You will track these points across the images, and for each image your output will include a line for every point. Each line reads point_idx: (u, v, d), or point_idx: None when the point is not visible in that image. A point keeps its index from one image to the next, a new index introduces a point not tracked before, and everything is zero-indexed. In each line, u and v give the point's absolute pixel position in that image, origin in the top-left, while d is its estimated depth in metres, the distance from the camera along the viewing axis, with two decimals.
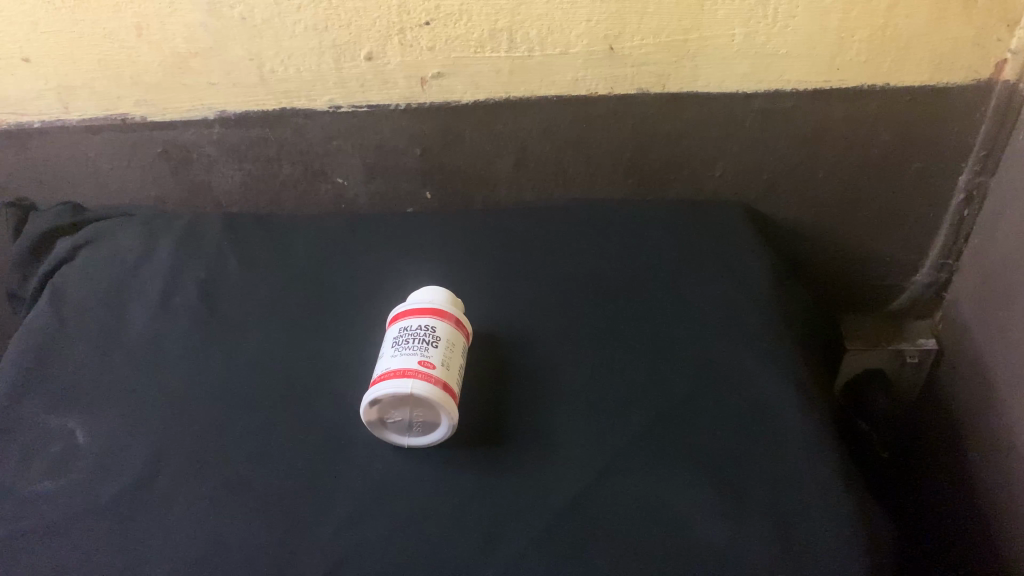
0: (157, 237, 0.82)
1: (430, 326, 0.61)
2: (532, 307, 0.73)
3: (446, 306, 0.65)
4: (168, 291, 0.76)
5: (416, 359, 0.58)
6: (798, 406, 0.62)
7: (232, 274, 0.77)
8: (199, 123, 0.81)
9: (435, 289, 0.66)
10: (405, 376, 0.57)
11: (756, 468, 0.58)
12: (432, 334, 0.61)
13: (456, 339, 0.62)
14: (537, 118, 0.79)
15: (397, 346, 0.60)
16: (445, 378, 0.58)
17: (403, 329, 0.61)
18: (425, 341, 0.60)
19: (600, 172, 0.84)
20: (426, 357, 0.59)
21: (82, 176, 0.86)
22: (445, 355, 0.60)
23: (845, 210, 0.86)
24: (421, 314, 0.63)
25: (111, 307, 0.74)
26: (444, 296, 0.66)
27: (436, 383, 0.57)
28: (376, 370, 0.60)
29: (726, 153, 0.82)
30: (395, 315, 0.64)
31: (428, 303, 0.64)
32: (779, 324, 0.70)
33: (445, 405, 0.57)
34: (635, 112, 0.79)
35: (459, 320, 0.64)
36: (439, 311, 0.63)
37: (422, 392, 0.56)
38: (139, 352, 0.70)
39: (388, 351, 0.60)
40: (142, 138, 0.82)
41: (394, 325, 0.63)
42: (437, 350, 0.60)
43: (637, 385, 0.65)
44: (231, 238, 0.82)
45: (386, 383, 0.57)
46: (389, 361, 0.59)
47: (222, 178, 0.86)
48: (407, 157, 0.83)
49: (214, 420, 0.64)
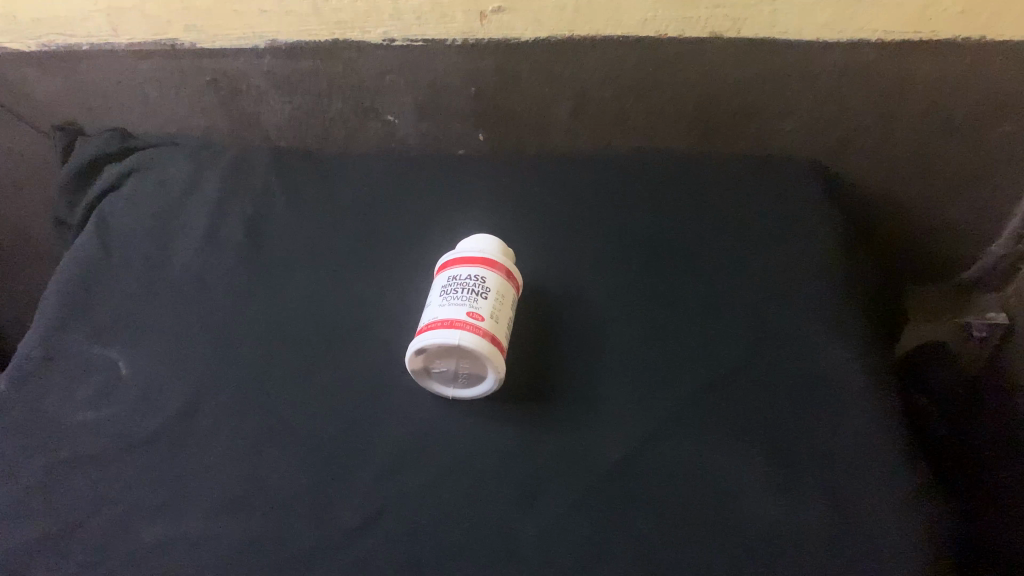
0: (204, 168, 0.80)
1: (481, 276, 0.60)
2: (584, 261, 0.70)
3: (497, 256, 0.63)
4: (214, 224, 0.74)
5: (465, 310, 0.57)
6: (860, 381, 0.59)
7: (278, 212, 0.76)
8: (249, 53, 0.78)
9: (486, 238, 0.65)
10: (454, 328, 0.56)
11: (811, 447, 0.55)
12: (482, 285, 0.60)
13: (506, 292, 0.61)
14: (599, 61, 0.75)
15: (446, 296, 0.59)
16: (494, 332, 0.57)
17: (452, 279, 0.60)
18: (474, 292, 0.59)
19: (663, 120, 0.80)
20: (475, 309, 0.58)
21: (130, 102, 0.84)
22: (494, 307, 0.59)
23: (922, 173, 0.81)
24: (472, 264, 0.61)
25: (156, 239, 0.73)
26: (496, 245, 0.65)
27: (486, 337, 0.56)
28: (423, 319, 0.59)
29: (798, 106, 0.77)
30: (444, 263, 0.63)
31: (480, 252, 0.62)
32: (848, 295, 0.66)
33: (493, 358, 0.56)
34: (704, 58, 0.74)
35: (509, 271, 0.62)
36: (490, 262, 0.61)
37: (470, 344, 0.55)
38: (185, 286, 0.69)
39: (436, 301, 0.59)
40: (191, 66, 0.80)
41: (443, 273, 0.62)
42: (487, 302, 0.59)
43: (691, 348, 0.62)
44: (279, 173, 0.80)
45: (434, 333, 0.56)
46: (438, 310, 0.58)
47: (271, 111, 0.83)
48: (460, 97, 0.80)
49: (256, 360, 0.63)
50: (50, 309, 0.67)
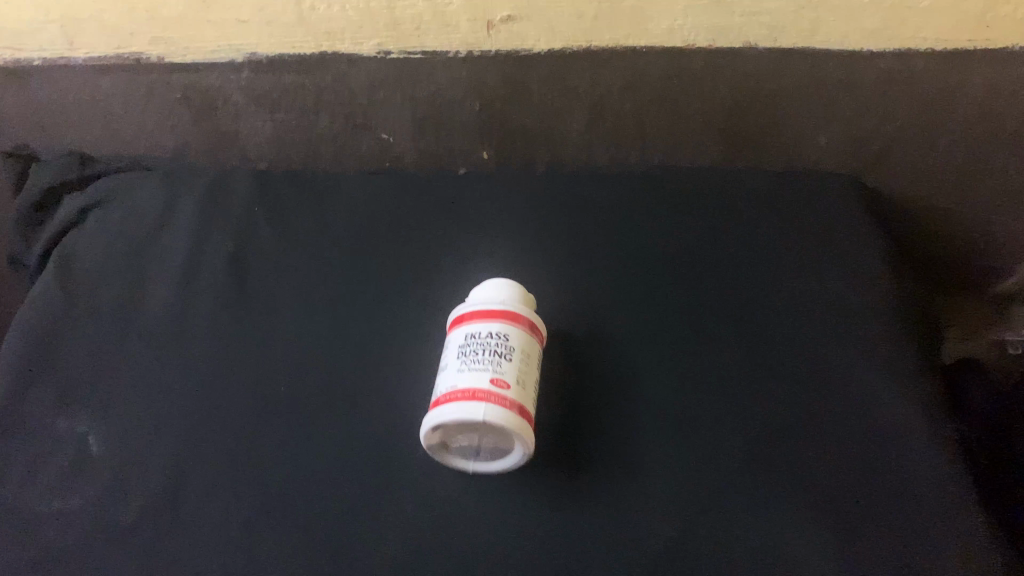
0: (177, 195, 0.71)
1: (503, 334, 0.53)
2: (612, 303, 0.62)
3: (518, 307, 0.56)
4: (192, 262, 0.66)
5: (488, 376, 0.50)
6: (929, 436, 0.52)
7: (264, 245, 0.67)
8: (225, 67, 0.70)
9: (504, 286, 0.57)
10: (477, 399, 0.48)
11: (877, 513, 0.49)
12: (504, 345, 0.52)
13: (531, 350, 0.54)
14: (620, 67, 0.67)
15: (465, 359, 0.51)
16: (521, 401, 0.50)
17: (471, 338, 0.53)
18: (496, 354, 0.51)
19: (686, 129, 0.71)
20: (499, 374, 0.50)
21: (90, 122, 0.74)
22: (520, 371, 0.51)
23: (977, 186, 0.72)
24: (492, 321, 0.54)
25: (127, 282, 0.65)
26: (515, 294, 0.57)
27: (513, 408, 0.49)
28: (439, 386, 0.51)
29: (836, 116, 0.69)
30: (459, 318, 0.56)
31: (500, 305, 0.55)
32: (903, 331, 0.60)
33: (522, 432, 0.49)
34: (736, 65, 0.67)
35: (533, 325, 0.55)
36: (512, 316, 0.54)
37: (496, 418, 0.48)
38: (161, 338, 0.61)
39: (454, 364, 0.52)
40: (158, 81, 0.71)
41: (459, 330, 0.54)
42: (511, 365, 0.51)
43: (738, 403, 0.55)
44: (263, 200, 0.71)
45: (454, 406, 0.49)
46: (456, 377, 0.50)
47: (251, 129, 0.74)
48: (464, 111, 0.71)
49: (248, 427, 0.55)
50: (7, 371, 0.60)
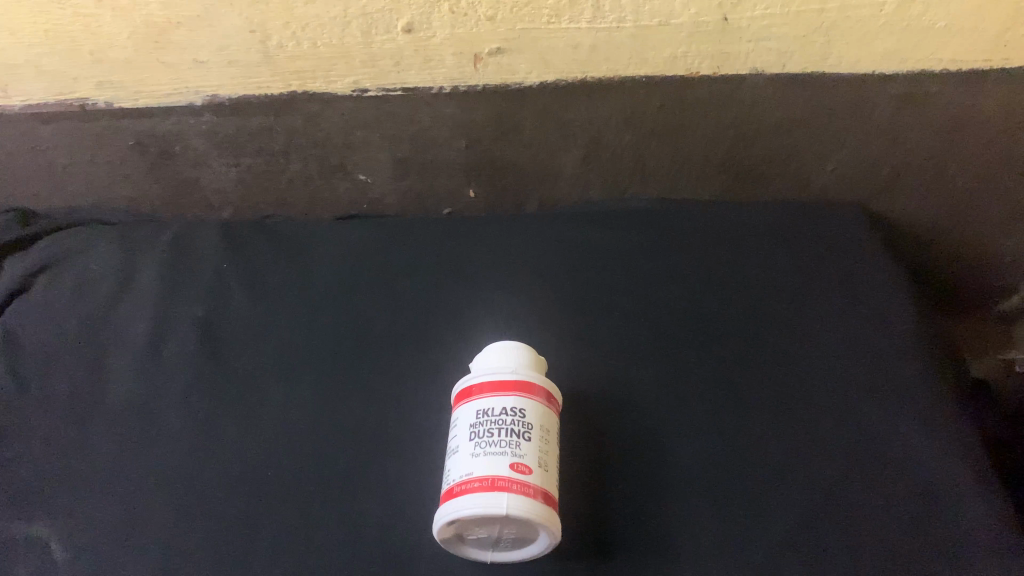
0: (137, 258, 0.66)
1: (518, 409, 0.46)
2: (632, 361, 0.56)
3: (531, 373, 0.49)
4: (158, 335, 0.60)
5: (506, 461, 0.43)
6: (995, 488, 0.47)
7: (236, 310, 0.62)
8: (184, 110, 0.64)
9: (512, 349, 0.50)
10: (497, 491, 0.42)
11: (950, 572, 0.43)
12: (521, 422, 0.45)
13: (549, 425, 0.47)
14: (618, 103, 0.63)
15: (478, 441, 0.45)
16: (545, 488, 0.43)
17: (482, 414, 0.46)
18: (514, 433, 0.45)
19: (687, 164, 0.67)
20: (519, 459, 0.43)
21: (32, 175, 0.68)
22: (540, 451, 0.45)
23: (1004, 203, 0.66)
24: (504, 391, 0.47)
25: (86, 357, 0.59)
26: (525, 357, 0.50)
27: (537, 498, 0.42)
28: (450, 473, 0.44)
29: (844, 143, 0.64)
30: (465, 389, 0.49)
31: (512, 374, 0.48)
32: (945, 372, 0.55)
33: (549, 525, 0.42)
34: (741, 96, 0.62)
35: (549, 395, 0.48)
36: (526, 386, 0.47)
37: (521, 512, 0.41)
38: (127, 422, 0.55)
39: (465, 447, 0.45)
40: (107, 128, 0.65)
41: (466, 404, 0.47)
42: (531, 446, 0.44)
43: (775, 464, 0.49)
44: (233, 258, 0.65)
45: (471, 500, 0.42)
46: (470, 463, 0.44)
47: (214, 175, 0.69)
48: (449, 150, 0.66)
49: (233, 524, 0.49)
50: None
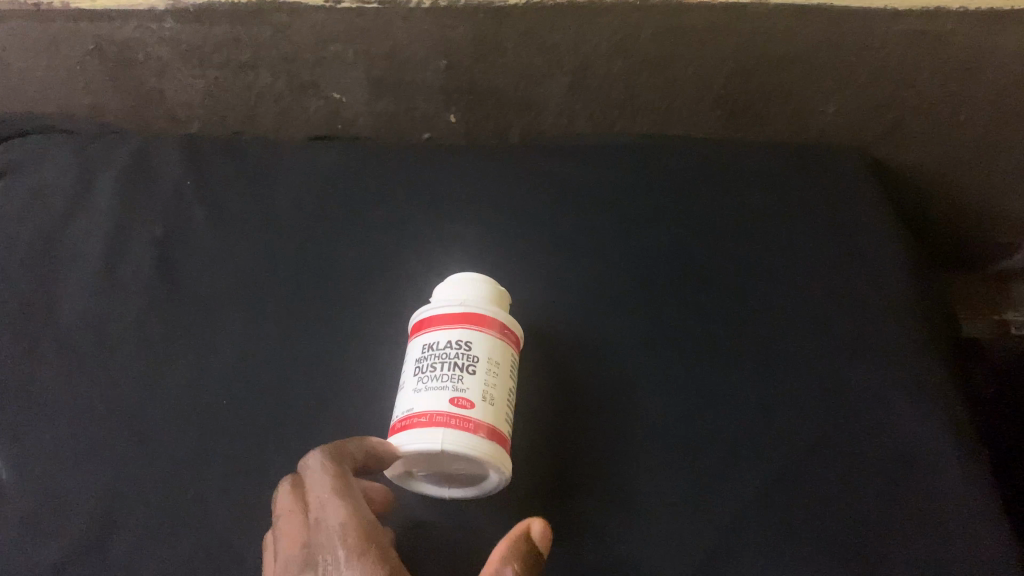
0: (95, 173, 0.63)
1: (465, 340, 0.41)
2: (606, 305, 0.54)
3: (486, 303, 0.44)
4: (115, 254, 0.58)
5: (446, 395, 0.39)
6: (971, 453, 0.45)
7: (196, 232, 0.59)
8: (144, 14, 0.60)
9: (470, 279, 0.45)
10: (433, 426, 0.38)
11: (913, 538, 0.41)
12: (467, 354, 0.41)
13: (502, 355, 0.42)
14: (609, 26, 0.59)
15: (420, 375, 0.41)
16: (491, 422, 0.39)
17: (428, 348, 0.42)
18: (457, 366, 0.40)
19: (680, 100, 0.63)
20: (460, 392, 0.39)
21: None
22: (487, 384, 0.40)
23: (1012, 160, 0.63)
24: (450, 322, 0.42)
25: (37, 274, 0.57)
26: (483, 286, 0.45)
27: (479, 432, 0.38)
28: (395, 409, 0.41)
29: (850, 81, 0.60)
30: (417, 325, 0.44)
31: (461, 306, 0.43)
32: (935, 333, 0.52)
33: (494, 461, 0.38)
34: (742, 25, 0.58)
35: (504, 326, 0.43)
36: (475, 317, 0.42)
37: (458, 448, 0.37)
38: (77, 343, 0.53)
39: (409, 383, 0.41)
40: (64, 32, 0.61)
41: (415, 339, 0.43)
42: (476, 379, 0.40)
43: (744, 421, 0.47)
44: (196, 176, 0.63)
45: (408, 437, 0.38)
46: (412, 399, 0.40)
47: (178, 87, 0.65)
48: (427, 70, 0.62)
49: (182, 452, 0.48)
50: None
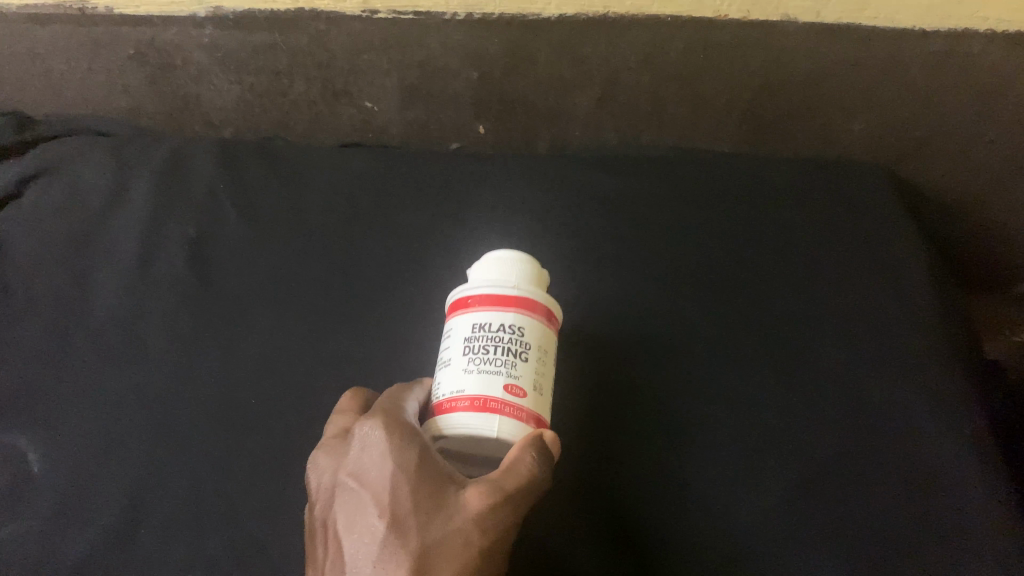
0: (131, 172, 0.64)
1: (517, 325, 0.39)
2: (632, 314, 0.54)
3: (533, 286, 0.42)
4: (148, 252, 0.59)
5: (500, 382, 0.38)
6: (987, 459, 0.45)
7: (228, 232, 0.60)
8: (186, 21, 0.62)
9: (512, 254, 0.43)
10: (487, 413, 0.37)
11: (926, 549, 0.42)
12: (519, 340, 0.39)
13: (548, 343, 0.41)
14: (642, 40, 0.60)
15: (471, 356, 0.39)
16: (538, 412, 0.39)
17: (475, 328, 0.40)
18: (511, 352, 0.39)
19: (707, 114, 0.63)
20: (514, 381, 0.38)
21: (28, 80, 0.66)
22: (537, 372, 0.39)
23: None
24: (503, 304, 0.40)
25: (73, 270, 0.58)
26: (528, 266, 0.43)
27: (527, 422, 0.38)
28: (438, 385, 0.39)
29: (876, 99, 0.61)
30: (460, 299, 0.42)
31: (512, 288, 0.40)
32: (958, 353, 0.52)
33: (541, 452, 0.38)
34: (774, 43, 0.59)
35: (550, 311, 0.42)
36: (527, 301, 0.40)
37: (511, 437, 0.37)
38: (110, 338, 0.55)
39: (456, 360, 0.39)
40: (108, 35, 0.63)
41: (460, 315, 0.41)
42: (528, 366, 0.39)
43: (760, 426, 0.48)
44: (229, 178, 0.64)
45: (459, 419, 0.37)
46: (461, 378, 0.38)
47: (214, 93, 0.66)
48: (459, 80, 0.63)
49: (212, 445, 0.49)
50: None
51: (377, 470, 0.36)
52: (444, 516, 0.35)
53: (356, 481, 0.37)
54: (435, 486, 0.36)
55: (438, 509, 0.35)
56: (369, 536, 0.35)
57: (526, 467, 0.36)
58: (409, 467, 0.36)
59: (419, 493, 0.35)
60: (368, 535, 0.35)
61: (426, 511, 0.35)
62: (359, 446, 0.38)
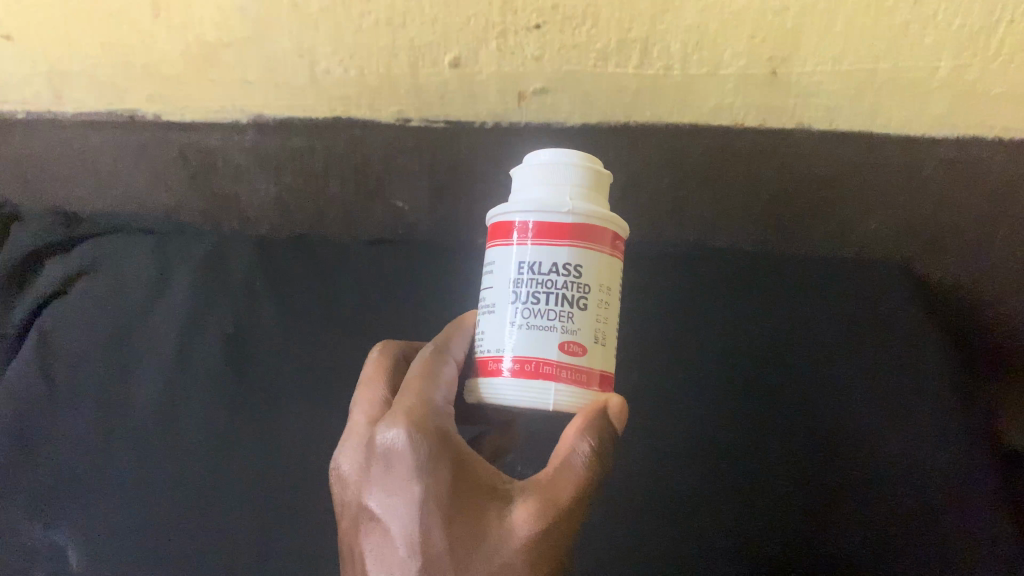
0: (170, 272, 0.66)
1: (572, 267, 0.41)
2: (662, 429, 0.59)
3: (588, 204, 0.43)
4: (187, 349, 0.62)
5: (555, 339, 0.41)
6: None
7: (263, 330, 0.62)
8: (229, 128, 0.67)
9: (565, 168, 0.43)
10: (542, 378, 0.40)
11: None
12: (574, 285, 0.41)
13: (606, 275, 0.43)
14: (663, 148, 0.63)
15: (526, 308, 0.42)
16: (594, 362, 0.42)
17: (531, 267, 0.42)
18: (566, 301, 0.41)
19: (726, 212, 0.63)
20: (569, 334, 0.41)
21: (77, 179, 0.70)
22: (593, 315, 0.42)
23: None
24: (558, 241, 0.41)
25: (115, 367, 0.62)
26: (582, 176, 0.43)
27: (589, 384, 0.41)
28: (495, 334, 0.43)
29: (888, 201, 0.61)
30: (512, 225, 0.43)
31: (567, 214, 0.41)
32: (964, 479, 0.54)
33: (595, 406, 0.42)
34: (787, 151, 0.62)
35: (607, 233, 0.43)
36: (581, 232, 0.42)
37: (568, 403, 0.41)
38: (150, 432, 0.59)
39: (512, 311, 0.42)
40: (156, 141, 0.68)
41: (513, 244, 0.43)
42: (584, 316, 0.41)
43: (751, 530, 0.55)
44: (267, 278, 0.65)
45: (514, 383, 0.41)
46: (517, 334, 0.41)
47: (252, 192, 0.67)
48: (488, 182, 0.64)
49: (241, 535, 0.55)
50: None
51: (407, 499, 0.42)
52: (489, 542, 0.41)
53: (391, 503, 0.42)
54: (469, 513, 0.41)
55: (478, 530, 0.41)
56: (409, 560, 0.41)
57: (579, 469, 0.43)
58: (441, 498, 0.41)
59: (455, 520, 0.41)
60: (410, 559, 0.41)
61: (464, 537, 0.41)
62: (388, 472, 0.43)
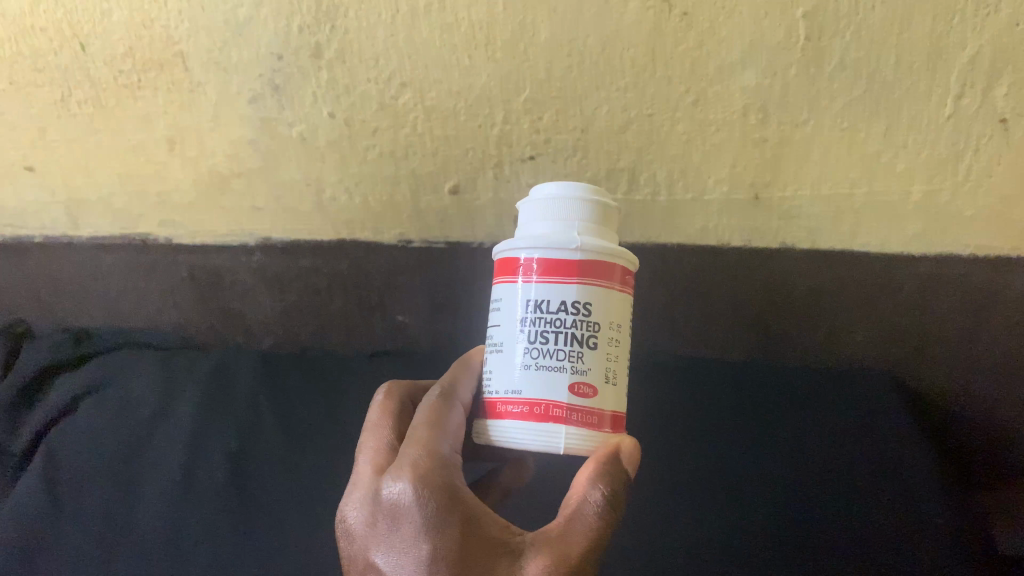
0: (176, 388, 0.68)
1: (580, 305, 0.43)
2: (653, 549, 0.57)
3: (594, 240, 0.45)
4: (190, 466, 0.62)
5: (565, 378, 0.43)
6: None
7: (266, 446, 0.63)
8: (238, 250, 0.71)
9: (571, 205, 0.45)
10: (553, 421, 0.42)
11: None
12: (582, 322, 0.43)
13: (614, 310, 0.45)
14: (652, 266, 0.66)
15: (536, 348, 0.43)
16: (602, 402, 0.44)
17: (539, 304, 0.44)
18: (575, 339, 0.43)
19: (715, 323, 0.66)
20: (578, 373, 0.43)
21: (93, 300, 0.75)
22: (602, 353, 0.44)
23: None
24: (566, 280, 0.44)
25: (118, 484, 0.62)
26: (586, 214, 0.45)
27: (599, 426, 0.43)
28: (504, 373, 0.44)
29: (867, 311, 0.63)
30: (519, 261, 0.45)
31: (575, 251, 0.44)
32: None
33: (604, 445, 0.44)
34: (769, 268, 0.64)
35: (614, 270, 0.45)
36: (589, 269, 0.44)
37: (578, 444, 0.42)
38: (151, 551, 0.58)
39: (521, 350, 0.44)
40: (166, 262, 0.72)
41: (522, 280, 0.45)
42: (593, 355, 0.43)
43: None
44: (272, 395, 0.66)
45: (524, 424, 0.43)
46: (527, 374, 0.43)
47: (258, 308, 0.71)
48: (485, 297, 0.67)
49: None
50: None
51: (417, 555, 0.42)
52: None
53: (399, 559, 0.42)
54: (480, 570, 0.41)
55: None
56: None
57: (589, 519, 0.44)
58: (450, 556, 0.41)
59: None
60: None
61: None
62: (398, 527, 0.43)
